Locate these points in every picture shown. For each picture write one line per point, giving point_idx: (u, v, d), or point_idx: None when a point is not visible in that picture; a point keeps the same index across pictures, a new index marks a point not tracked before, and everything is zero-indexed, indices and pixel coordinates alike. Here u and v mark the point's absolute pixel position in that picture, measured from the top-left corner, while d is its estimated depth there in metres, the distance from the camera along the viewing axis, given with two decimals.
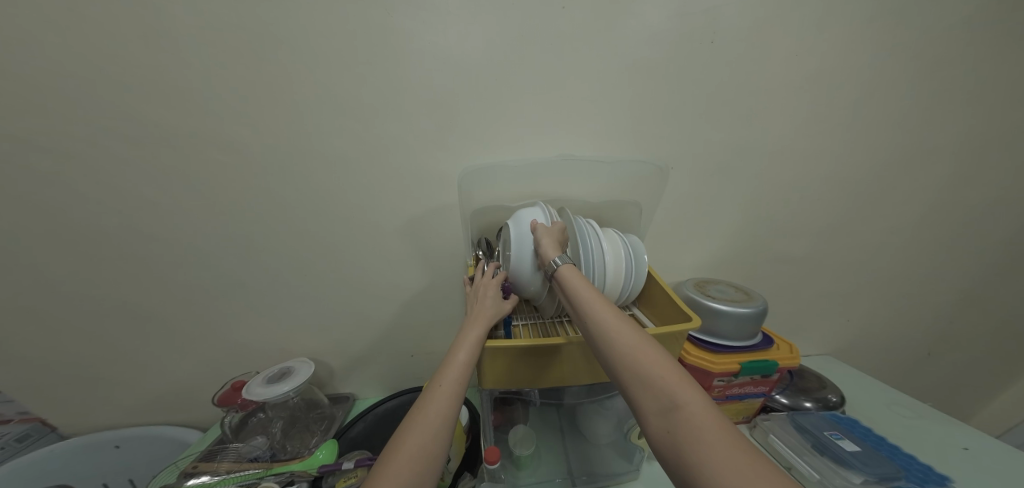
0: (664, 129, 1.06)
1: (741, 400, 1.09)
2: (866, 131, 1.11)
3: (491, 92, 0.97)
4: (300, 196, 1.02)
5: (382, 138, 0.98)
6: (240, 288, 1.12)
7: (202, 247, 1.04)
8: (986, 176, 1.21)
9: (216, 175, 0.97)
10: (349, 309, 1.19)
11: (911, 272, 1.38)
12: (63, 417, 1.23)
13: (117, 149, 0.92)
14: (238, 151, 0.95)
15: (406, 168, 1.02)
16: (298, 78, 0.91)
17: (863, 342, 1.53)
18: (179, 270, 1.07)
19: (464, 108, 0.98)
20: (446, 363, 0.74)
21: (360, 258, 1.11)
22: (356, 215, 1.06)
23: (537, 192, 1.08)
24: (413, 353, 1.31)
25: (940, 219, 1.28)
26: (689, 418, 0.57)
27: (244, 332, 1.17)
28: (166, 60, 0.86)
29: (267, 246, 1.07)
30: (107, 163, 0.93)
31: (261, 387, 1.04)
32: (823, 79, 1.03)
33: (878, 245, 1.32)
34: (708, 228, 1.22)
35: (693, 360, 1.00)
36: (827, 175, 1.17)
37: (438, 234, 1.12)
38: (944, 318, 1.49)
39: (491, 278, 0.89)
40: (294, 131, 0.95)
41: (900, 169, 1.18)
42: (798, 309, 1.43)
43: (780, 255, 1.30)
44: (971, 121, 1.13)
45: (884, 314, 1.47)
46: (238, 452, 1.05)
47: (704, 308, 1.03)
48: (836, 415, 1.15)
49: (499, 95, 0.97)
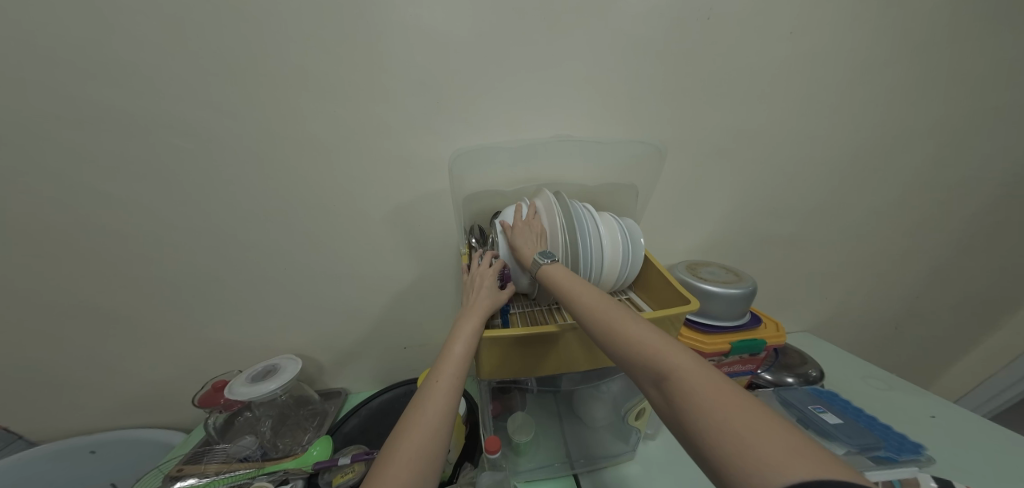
0: (663, 111, 1.02)
1: (730, 379, 1.07)
2: (867, 112, 1.10)
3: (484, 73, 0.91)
4: (276, 182, 0.95)
5: (368, 124, 0.92)
6: (213, 284, 1.05)
7: (168, 238, 0.96)
8: (966, 156, 1.23)
9: (195, 165, 0.90)
10: (339, 303, 1.14)
11: (896, 253, 1.42)
12: (25, 429, 1.16)
13: (65, 135, 0.82)
14: (217, 141, 0.88)
15: (395, 151, 0.96)
16: (266, 50, 0.82)
17: (845, 319, 1.58)
18: (155, 269, 0.99)
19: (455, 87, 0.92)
20: (445, 356, 0.71)
21: (345, 248, 1.06)
22: (340, 201, 1.00)
23: (533, 179, 1.04)
24: (405, 347, 1.27)
25: (924, 202, 1.31)
26: (679, 385, 0.54)
27: (228, 331, 1.12)
28: (128, 40, 0.77)
29: (250, 239, 1.00)
30: (39, 151, 0.83)
31: (243, 387, 1.00)
32: (833, 64, 1.01)
33: (867, 229, 1.34)
34: (702, 211, 1.21)
35: (687, 342, 0.99)
36: (824, 160, 1.16)
37: (431, 222, 1.07)
38: (918, 294, 1.55)
39: (489, 269, 0.85)
40: (277, 117, 0.88)
41: (894, 154, 1.18)
42: (785, 290, 1.45)
43: (770, 238, 1.30)
44: (956, 110, 1.14)
45: (864, 293, 1.51)
46: (228, 452, 1.03)
47: (696, 290, 1.01)
48: (818, 390, 1.17)
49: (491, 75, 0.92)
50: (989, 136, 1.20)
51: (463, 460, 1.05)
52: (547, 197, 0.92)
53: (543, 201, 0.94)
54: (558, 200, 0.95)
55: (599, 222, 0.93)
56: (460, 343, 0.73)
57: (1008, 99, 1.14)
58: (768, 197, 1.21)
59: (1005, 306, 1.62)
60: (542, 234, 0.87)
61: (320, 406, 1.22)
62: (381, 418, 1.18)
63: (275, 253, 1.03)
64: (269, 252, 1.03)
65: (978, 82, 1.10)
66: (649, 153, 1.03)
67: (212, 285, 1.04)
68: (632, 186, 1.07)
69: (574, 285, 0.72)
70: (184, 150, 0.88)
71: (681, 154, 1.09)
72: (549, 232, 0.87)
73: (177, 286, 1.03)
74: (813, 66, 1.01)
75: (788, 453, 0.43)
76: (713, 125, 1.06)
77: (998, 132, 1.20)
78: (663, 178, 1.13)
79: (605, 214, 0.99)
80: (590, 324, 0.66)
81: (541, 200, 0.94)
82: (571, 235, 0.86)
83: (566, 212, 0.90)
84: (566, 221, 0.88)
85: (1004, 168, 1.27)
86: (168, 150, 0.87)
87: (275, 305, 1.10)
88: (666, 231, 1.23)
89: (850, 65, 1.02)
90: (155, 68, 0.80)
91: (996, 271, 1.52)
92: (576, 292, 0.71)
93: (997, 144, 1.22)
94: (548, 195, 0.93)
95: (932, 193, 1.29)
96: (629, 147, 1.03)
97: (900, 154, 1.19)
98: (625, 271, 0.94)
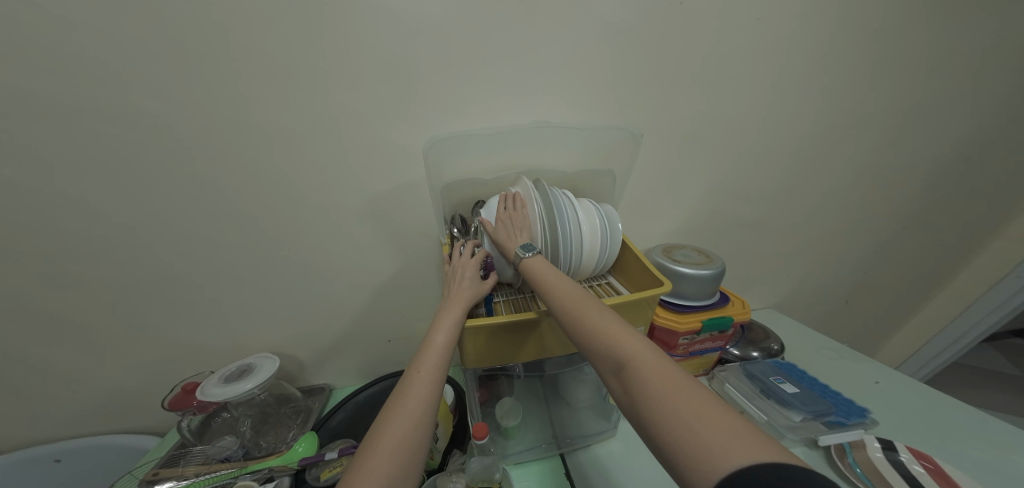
0: (639, 98, 1.03)
1: (701, 356, 1.12)
2: (832, 96, 1.14)
3: (458, 58, 0.89)
4: (243, 174, 0.91)
5: (339, 112, 0.89)
6: (181, 283, 1.01)
7: (129, 236, 0.91)
8: (918, 140, 1.31)
9: (153, 157, 0.85)
10: (318, 299, 1.12)
11: (855, 232, 1.51)
12: None
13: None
14: (176, 132, 0.83)
15: (370, 141, 0.94)
16: (224, 32, 0.77)
17: (809, 295, 1.68)
18: (118, 269, 0.95)
19: (429, 73, 0.89)
20: (425, 348, 0.71)
21: (322, 242, 1.04)
22: (314, 194, 0.97)
23: (512, 167, 1.04)
24: (389, 340, 1.27)
25: (882, 182, 1.39)
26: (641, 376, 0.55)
27: (203, 331, 1.08)
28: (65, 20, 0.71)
29: (218, 236, 0.96)
30: None
31: (217, 388, 0.97)
32: (801, 48, 1.04)
33: (830, 209, 1.41)
34: (677, 196, 1.24)
35: (662, 322, 1.03)
36: (792, 144, 1.21)
37: (410, 213, 1.06)
38: (873, 269, 1.66)
39: (470, 259, 0.84)
40: (240, 105, 0.83)
41: (855, 137, 1.24)
42: (755, 269, 1.52)
43: (738, 221, 1.36)
44: (912, 94, 1.20)
45: (824, 270, 1.61)
46: (206, 453, 1.01)
47: (670, 273, 1.05)
48: (779, 362, 1.20)
49: (466, 60, 0.89)
50: (941, 119, 1.28)
51: (452, 448, 1.07)
52: (528, 184, 0.92)
53: (524, 188, 0.94)
54: (538, 186, 0.95)
55: (579, 208, 0.94)
56: (441, 334, 0.73)
57: (958, 84, 1.21)
58: (738, 181, 1.25)
59: (947, 279, 1.77)
60: (524, 224, 0.87)
61: (302, 403, 1.21)
62: (364, 413, 1.18)
63: (246, 250, 1.00)
64: (240, 248, 0.99)
65: (932, 67, 1.16)
66: (626, 140, 1.04)
67: (180, 284, 1.00)
68: (610, 173, 1.08)
69: (555, 279, 0.73)
70: (138, 142, 0.82)
71: (658, 141, 1.11)
72: (530, 219, 0.88)
73: (143, 285, 0.98)
74: (783, 52, 1.03)
75: (740, 444, 0.45)
76: (687, 111, 1.08)
77: (950, 115, 1.27)
78: (640, 165, 1.15)
79: (585, 201, 1.00)
80: (567, 317, 0.67)
81: (521, 187, 0.94)
82: (552, 224, 0.87)
83: (546, 200, 0.90)
84: (547, 210, 0.88)
85: (952, 149, 1.36)
86: (123, 141, 0.82)
87: (250, 303, 1.07)
88: (642, 217, 1.26)
89: (818, 50, 1.05)
90: (99, 52, 0.74)
91: (941, 246, 1.65)
92: (554, 285, 0.72)
93: (948, 126, 1.30)
94: (529, 183, 0.93)
95: (889, 174, 1.37)
96: (607, 135, 1.04)
97: (861, 137, 1.25)
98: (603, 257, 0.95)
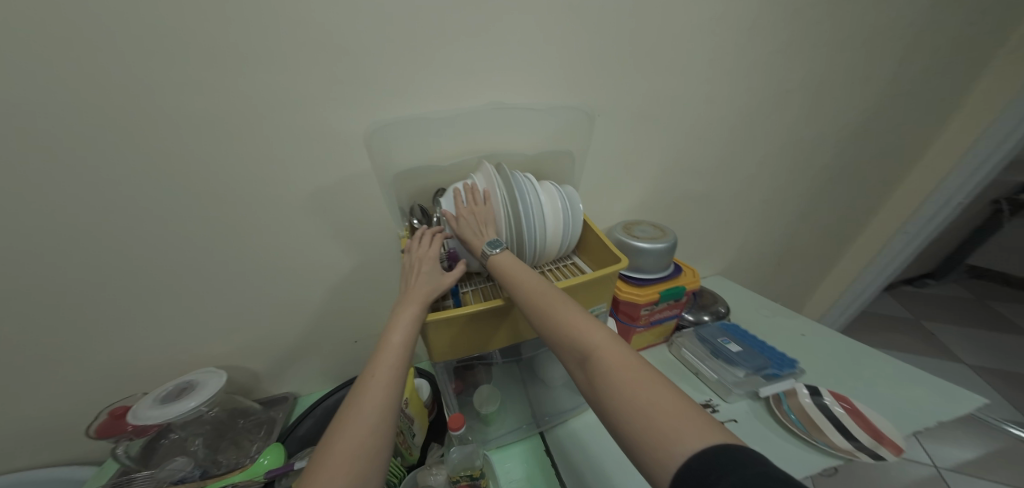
0: (594, 78, 1.03)
1: (660, 324, 1.19)
2: (770, 69, 1.19)
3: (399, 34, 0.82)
4: (157, 173, 0.79)
5: (266, 98, 0.79)
6: (100, 300, 0.89)
7: (20, 252, 0.78)
8: (842, 112, 1.43)
9: (34, 157, 0.71)
10: (273, 306, 1.05)
11: (790, 197, 1.64)
12: None
13: None
14: (62, 127, 0.70)
15: (306, 129, 0.85)
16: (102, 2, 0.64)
17: (753, 257, 1.83)
18: (15, 290, 0.81)
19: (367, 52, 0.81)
20: (382, 346, 0.70)
21: (265, 242, 0.95)
22: (249, 191, 0.88)
23: (468, 151, 0.99)
24: (354, 340, 1.22)
25: (813, 150, 1.51)
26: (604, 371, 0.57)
27: (136, 350, 0.98)
28: None
29: (138, 244, 0.85)
30: None
31: (153, 410, 0.88)
32: (742, 22, 1.06)
33: (769, 178, 1.52)
34: (633, 175, 1.28)
35: (625, 296, 1.07)
36: (736, 117, 1.26)
37: (362, 206, 0.99)
38: (806, 230, 1.84)
39: (429, 250, 0.81)
40: (140, 92, 0.72)
41: (790, 108, 1.32)
42: (706, 238, 1.62)
43: (689, 196, 1.44)
44: (838, 66, 1.28)
45: (765, 235, 1.75)
46: (156, 478, 0.93)
47: (630, 249, 1.08)
48: (726, 323, 1.31)
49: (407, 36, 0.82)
50: (861, 89, 1.39)
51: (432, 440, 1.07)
52: (490, 170, 0.90)
53: (485, 175, 0.91)
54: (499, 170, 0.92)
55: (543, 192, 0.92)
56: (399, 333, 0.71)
57: (875, 56, 1.32)
58: (688, 155, 1.30)
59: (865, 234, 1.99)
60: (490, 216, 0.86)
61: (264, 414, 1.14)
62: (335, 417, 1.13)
63: (183, 260, 0.90)
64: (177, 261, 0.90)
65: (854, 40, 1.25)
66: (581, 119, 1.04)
67: (112, 304, 0.90)
68: (570, 153, 1.07)
69: (519, 272, 0.73)
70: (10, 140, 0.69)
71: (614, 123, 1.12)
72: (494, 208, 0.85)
73: (52, 308, 0.86)
74: (726, 26, 1.05)
75: (693, 428, 0.48)
76: (639, 87, 1.08)
77: (869, 85, 1.39)
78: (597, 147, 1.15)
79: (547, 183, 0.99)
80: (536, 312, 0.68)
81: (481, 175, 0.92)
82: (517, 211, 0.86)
83: (510, 186, 0.88)
84: (510, 198, 0.86)
85: (870, 117, 1.50)
86: None
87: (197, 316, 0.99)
88: (603, 198, 1.29)
89: (758, 27, 1.09)
90: None
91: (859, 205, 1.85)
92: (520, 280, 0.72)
93: (868, 96, 1.42)
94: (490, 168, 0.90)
95: (818, 142, 1.49)
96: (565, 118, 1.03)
97: (796, 109, 1.34)
98: (567, 239, 0.96)
